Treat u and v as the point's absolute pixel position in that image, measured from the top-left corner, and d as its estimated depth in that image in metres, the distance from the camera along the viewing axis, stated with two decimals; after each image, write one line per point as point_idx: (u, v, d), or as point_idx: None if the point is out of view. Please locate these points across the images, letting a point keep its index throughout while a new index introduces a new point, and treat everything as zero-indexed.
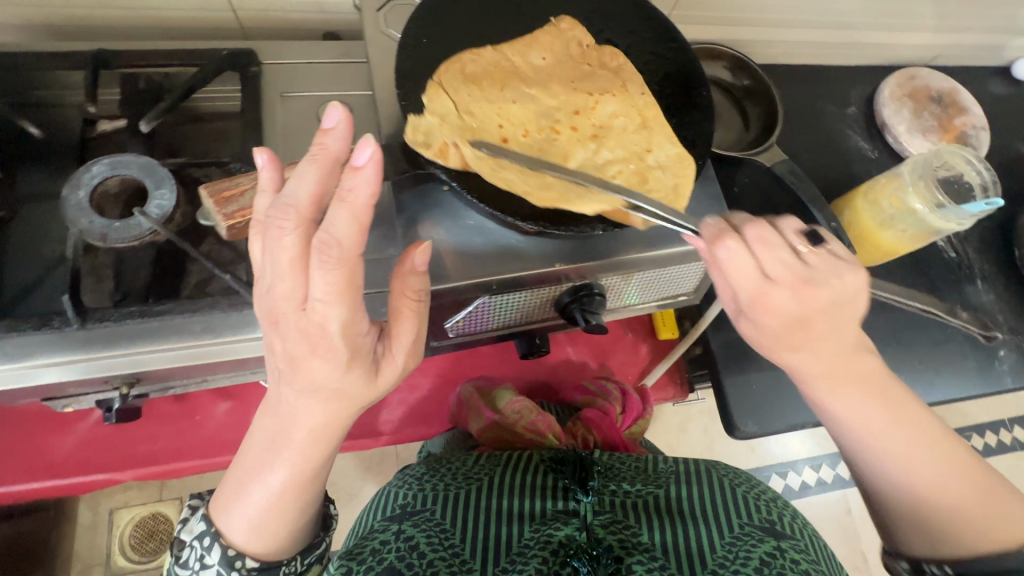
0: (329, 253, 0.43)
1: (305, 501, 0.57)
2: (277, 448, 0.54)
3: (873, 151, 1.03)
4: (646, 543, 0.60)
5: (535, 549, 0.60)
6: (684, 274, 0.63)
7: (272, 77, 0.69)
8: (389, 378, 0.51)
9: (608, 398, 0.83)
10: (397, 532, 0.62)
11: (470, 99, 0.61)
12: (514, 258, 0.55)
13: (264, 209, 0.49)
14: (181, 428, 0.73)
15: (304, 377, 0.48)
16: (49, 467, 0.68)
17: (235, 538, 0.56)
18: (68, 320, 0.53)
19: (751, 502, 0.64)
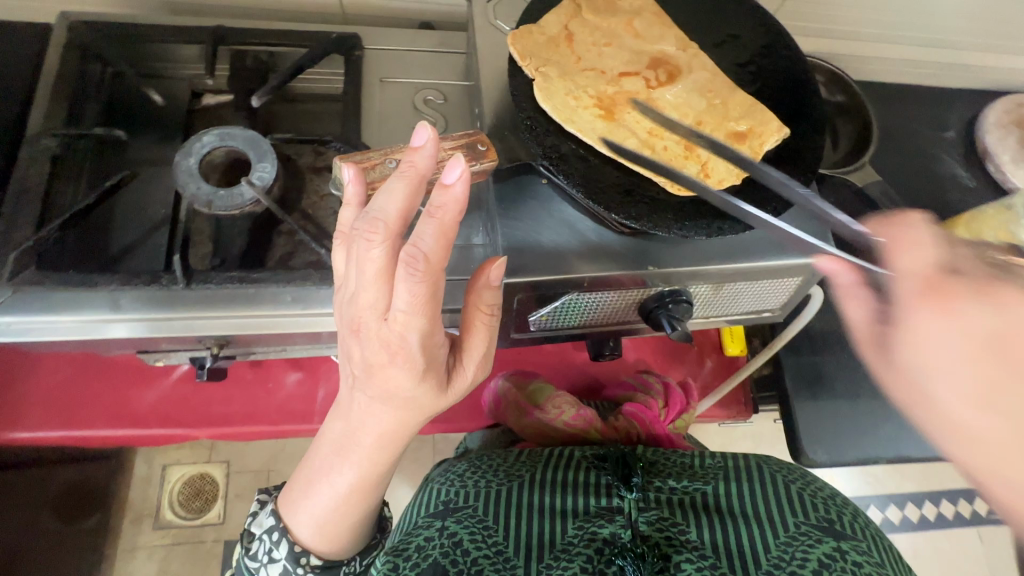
0: (417, 266, 0.44)
1: (366, 504, 0.62)
2: (347, 451, 0.59)
3: (970, 179, 0.97)
4: (696, 541, 0.59)
5: (579, 546, 0.61)
6: (776, 289, 0.62)
7: (373, 61, 0.71)
8: (456, 390, 0.54)
9: (649, 392, 0.83)
10: (442, 528, 0.63)
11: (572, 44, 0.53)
12: (607, 256, 0.54)
13: (349, 223, 0.52)
14: (255, 394, 0.75)
15: (380, 384, 0.51)
16: (133, 417, 0.72)
17: (302, 537, 0.63)
18: (177, 278, 0.56)
19: (808, 500, 0.63)
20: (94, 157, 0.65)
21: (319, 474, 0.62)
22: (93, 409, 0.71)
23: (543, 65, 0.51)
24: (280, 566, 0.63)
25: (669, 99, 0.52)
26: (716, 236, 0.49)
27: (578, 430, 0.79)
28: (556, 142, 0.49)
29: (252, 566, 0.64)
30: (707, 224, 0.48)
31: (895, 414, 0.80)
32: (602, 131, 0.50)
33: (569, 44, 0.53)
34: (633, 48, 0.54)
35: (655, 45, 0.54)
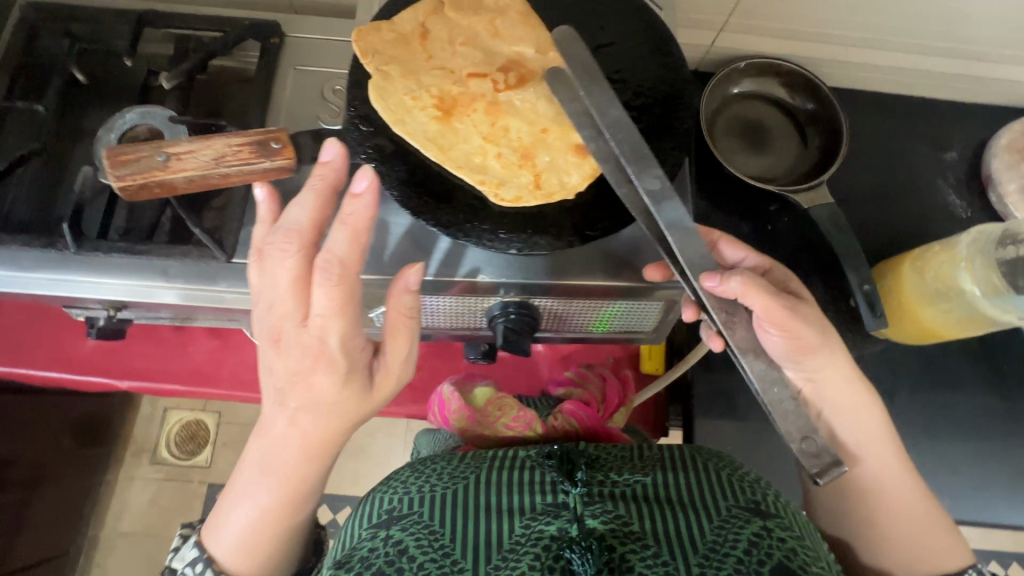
0: (332, 270, 0.45)
1: (294, 521, 0.54)
2: (271, 469, 0.51)
3: (965, 210, 0.85)
4: (639, 532, 0.50)
5: (527, 546, 0.49)
6: (639, 309, 0.61)
7: (291, 49, 0.73)
8: (383, 393, 0.51)
9: (586, 386, 0.74)
10: (387, 538, 0.51)
11: (420, 47, 0.52)
12: (441, 262, 0.54)
13: (258, 237, 0.49)
14: (175, 353, 0.82)
15: (303, 394, 0.48)
16: (69, 362, 0.80)
17: (224, 564, 0.53)
18: (67, 243, 0.61)
19: (736, 484, 0.55)
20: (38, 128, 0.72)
21: (236, 491, 0.54)
22: (35, 350, 0.79)
23: (385, 65, 0.50)
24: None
25: (515, 103, 0.51)
26: (529, 252, 0.47)
27: (518, 436, 0.66)
28: (383, 142, 0.49)
29: None
30: (552, 243, 0.47)
31: None
32: (434, 133, 0.49)
33: (420, 42, 0.52)
34: (487, 47, 0.52)
35: (512, 51, 0.52)
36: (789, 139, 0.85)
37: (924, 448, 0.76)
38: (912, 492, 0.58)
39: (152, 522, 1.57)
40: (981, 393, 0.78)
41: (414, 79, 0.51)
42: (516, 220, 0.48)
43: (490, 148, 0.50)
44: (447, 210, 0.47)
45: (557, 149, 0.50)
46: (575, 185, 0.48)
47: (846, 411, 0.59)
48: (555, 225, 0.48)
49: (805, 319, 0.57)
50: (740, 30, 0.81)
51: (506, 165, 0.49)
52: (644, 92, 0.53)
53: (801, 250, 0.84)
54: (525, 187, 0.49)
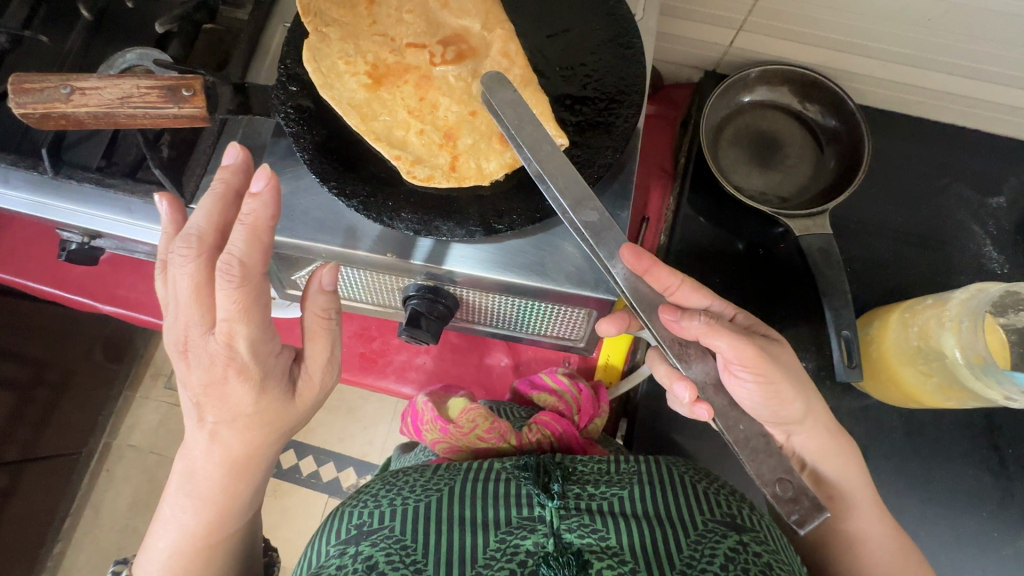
0: (231, 272, 0.45)
1: (228, 530, 0.57)
2: (193, 491, 0.54)
3: (1000, 267, 0.75)
4: (615, 547, 0.50)
5: (502, 561, 0.50)
6: (567, 315, 0.57)
7: (287, 7, 0.73)
8: (305, 399, 0.54)
9: (563, 397, 0.71)
10: (356, 554, 0.52)
11: (367, 11, 0.51)
12: (348, 232, 0.53)
13: (165, 249, 0.52)
14: (153, 288, 0.87)
15: (222, 404, 0.49)
16: (62, 281, 0.87)
17: None
18: (45, 167, 0.65)
19: (713, 498, 0.55)
20: None
21: (167, 504, 0.56)
22: (36, 264, 0.86)
23: (325, 26, 0.49)
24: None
25: (448, 79, 0.48)
26: (427, 235, 0.44)
27: (493, 447, 0.65)
28: (305, 102, 0.47)
29: None
30: (450, 230, 0.44)
31: None
32: (360, 101, 0.48)
33: (368, 6, 0.51)
34: (434, 18, 0.50)
35: (455, 30, 0.50)
36: (802, 159, 0.77)
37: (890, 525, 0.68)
38: (909, 555, 0.55)
39: (157, 440, 1.70)
40: (978, 478, 0.68)
41: (351, 42, 0.49)
42: (422, 203, 0.46)
43: (414, 124, 0.48)
44: (357, 181, 0.46)
45: (482, 133, 0.47)
46: (487, 175, 0.46)
47: (830, 457, 0.55)
48: (462, 212, 0.45)
49: (780, 364, 0.51)
50: (763, 30, 0.73)
51: (425, 143, 0.47)
52: (592, 81, 0.48)
53: (794, 281, 0.77)
54: (442, 170, 0.46)
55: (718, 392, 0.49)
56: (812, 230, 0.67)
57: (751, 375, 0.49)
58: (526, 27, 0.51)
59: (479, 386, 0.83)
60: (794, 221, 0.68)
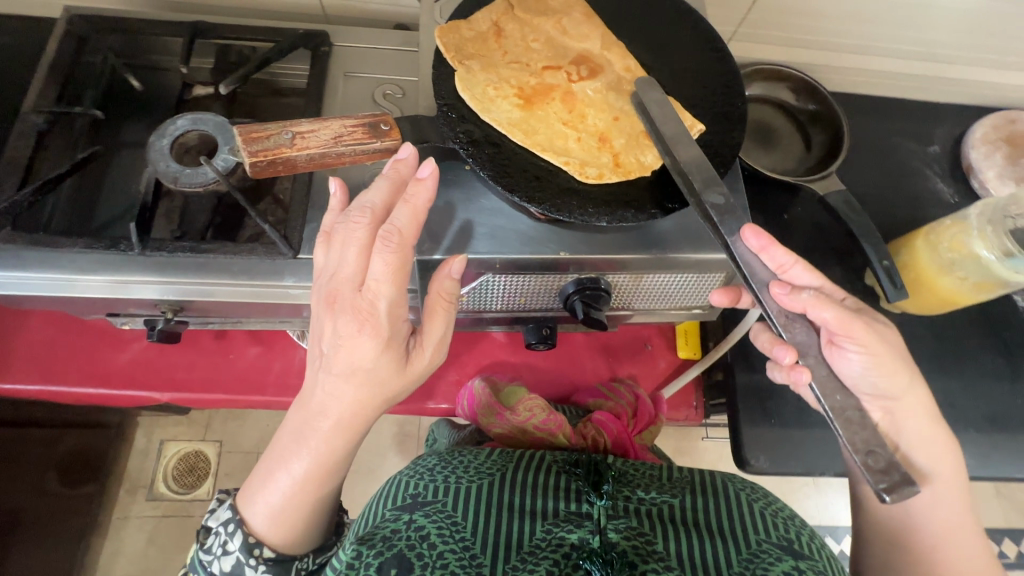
0: (390, 240, 0.50)
1: (326, 488, 0.59)
2: (305, 436, 0.56)
3: (952, 195, 0.95)
4: (662, 553, 0.55)
5: (546, 550, 0.56)
6: (698, 286, 0.63)
7: (339, 58, 0.76)
8: (414, 371, 0.55)
9: (618, 401, 0.80)
10: (410, 522, 0.58)
11: (493, 45, 0.57)
12: (523, 240, 0.56)
13: (329, 224, 0.56)
14: (217, 362, 0.80)
15: (346, 358, 0.52)
16: (105, 377, 0.77)
17: (258, 526, 0.60)
18: (132, 244, 0.61)
19: (769, 519, 0.59)
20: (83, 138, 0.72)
21: (278, 450, 0.59)
22: (71, 365, 0.77)
23: (466, 59, 0.54)
24: (234, 558, 0.59)
25: (588, 93, 0.56)
26: (616, 224, 0.50)
27: (548, 438, 0.73)
28: (468, 127, 0.52)
29: (206, 560, 0.60)
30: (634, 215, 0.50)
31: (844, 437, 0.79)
32: (518, 118, 0.53)
33: (496, 39, 0.57)
34: (557, 43, 0.58)
35: (577, 50, 0.58)
36: (794, 138, 0.92)
37: (950, 413, 0.81)
38: (968, 529, 0.56)
39: (149, 563, 1.49)
40: (994, 360, 0.84)
41: (491, 71, 0.55)
42: (607, 200, 0.51)
43: (569, 134, 0.54)
44: (533, 190, 0.50)
45: (630, 134, 0.55)
46: (650, 167, 0.52)
47: (926, 446, 0.56)
48: (642, 202, 0.52)
49: (883, 337, 0.56)
50: (748, 38, 0.92)
51: (584, 149, 0.53)
52: (698, 83, 0.57)
53: (816, 235, 0.91)
54: (613, 170, 0.52)
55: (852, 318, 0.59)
56: (831, 188, 0.82)
57: (855, 346, 0.56)
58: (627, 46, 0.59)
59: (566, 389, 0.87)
60: (816, 183, 0.82)
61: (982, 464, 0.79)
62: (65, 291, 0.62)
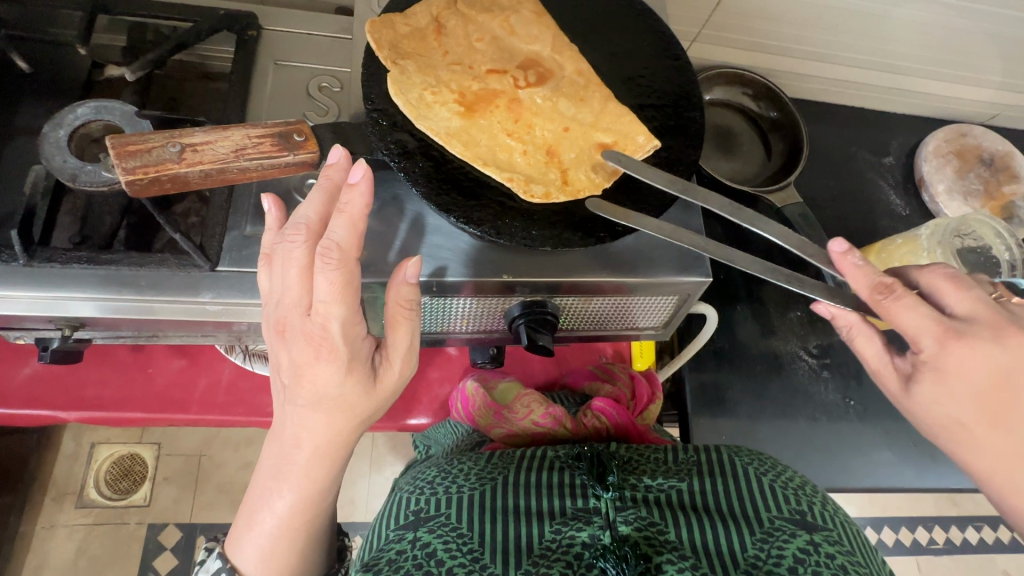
0: (330, 256, 0.46)
1: (315, 521, 0.56)
2: (283, 471, 0.52)
3: (904, 208, 0.96)
4: (674, 541, 0.53)
5: (557, 552, 0.53)
6: (651, 305, 0.59)
7: (269, 44, 0.68)
8: (386, 388, 0.51)
9: (614, 383, 0.77)
10: (414, 540, 0.55)
11: (433, 44, 0.52)
12: (461, 261, 0.52)
13: (269, 244, 0.53)
14: (133, 378, 0.73)
15: (308, 386, 0.48)
16: (1, 395, 0.69)
17: (249, 570, 0.55)
18: (15, 253, 0.53)
19: (780, 492, 0.57)
20: None
21: (254, 493, 0.55)
22: None
23: (401, 59, 0.49)
24: None
25: (536, 100, 0.52)
26: (561, 249, 0.46)
27: (548, 432, 0.69)
28: (402, 137, 0.46)
29: None
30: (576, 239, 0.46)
31: (794, 449, 0.79)
32: (457, 128, 0.48)
33: (436, 37, 0.52)
34: (503, 45, 0.54)
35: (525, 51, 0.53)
36: (755, 144, 0.91)
37: (893, 426, 0.82)
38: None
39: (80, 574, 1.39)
40: None
41: (429, 74, 0.49)
42: (552, 221, 0.47)
43: (514, 146, 0.50)
44: (473, 210, 0.45)
45: (580, 147, 0.51)
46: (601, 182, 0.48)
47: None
48: (594, 225, 0.47)
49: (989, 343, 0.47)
50: (712, 39, 0.89)
51: (531, 164, 0.49)
52: (654, 92, 0.54)
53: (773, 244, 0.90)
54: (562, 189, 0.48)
55: (963, 300, 0.49)
56: (789, 199, 0.80)
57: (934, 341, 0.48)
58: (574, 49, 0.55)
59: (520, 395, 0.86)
60: (774, 194, 0.80)
61: (919, 475, 0.81)
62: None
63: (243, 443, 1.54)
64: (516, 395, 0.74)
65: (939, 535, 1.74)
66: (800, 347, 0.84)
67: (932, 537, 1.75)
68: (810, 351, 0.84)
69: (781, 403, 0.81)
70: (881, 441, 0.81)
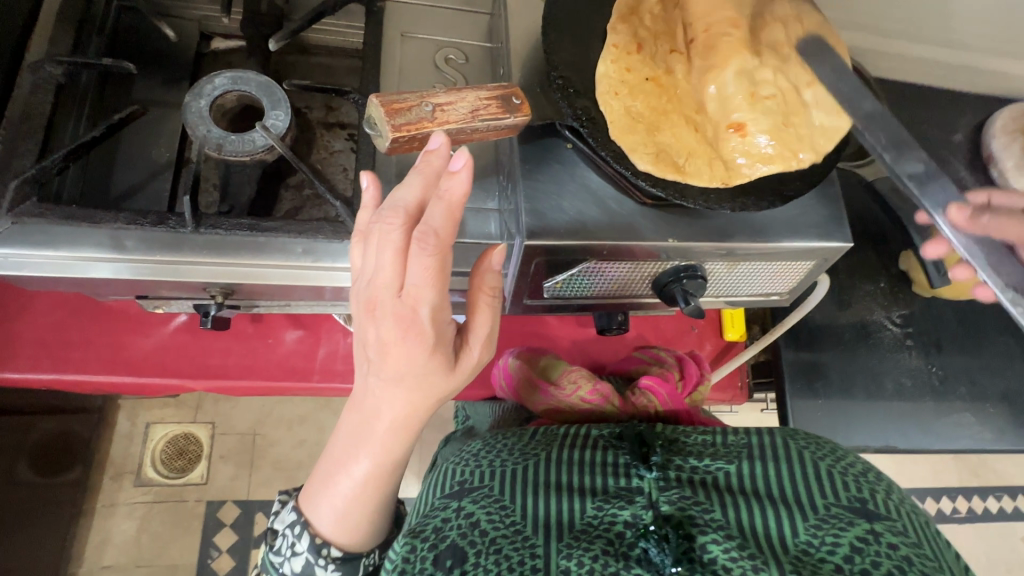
0: (427, 241, 0.44)
1: (384, 489, 0.57)
2: (361, 437, 0.54)
3: (974, 183, 0.99)
4: (719, 521, 0.51)
5: (597, 529, 0.52)
6: (785, 271, 0.62)
7: (394, 16, 0.69)
8: (463, 371, 0.51)
9: (663, 365, 0.79)
10: (458, 509, 0.56)
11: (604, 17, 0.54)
12: (624, 225, 0.54)
13: (365, 223, 0.50)
14: (254, 348, 0.74)
15: (392, 365, 0.48)
16: (129, 364, 0.71)
17: (322, 528, 0.58)
18: (185, 221, 0.54)
19: (837, 478, 0.53)
20: (98, 88, 0.66)
21: (332, 460, 0.57)
22: (89, 353, 0.70)
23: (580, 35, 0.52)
24: (303, 559, 0.59)
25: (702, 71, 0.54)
26: (738, 211, 0.51)
27: (595, 408, 0.72)
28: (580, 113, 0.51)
29: (277, 561, 0.60)
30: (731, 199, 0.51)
31: (881, 413, 0.83)
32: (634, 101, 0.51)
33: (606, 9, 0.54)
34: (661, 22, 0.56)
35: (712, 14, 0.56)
36: None
37: (972, 391, 0.86)
38: None
39: (142, 551, 1.41)
40: (1012, 341, 0.89)
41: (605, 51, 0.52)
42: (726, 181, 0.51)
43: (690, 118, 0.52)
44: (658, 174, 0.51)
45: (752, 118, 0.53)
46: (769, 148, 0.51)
47: None
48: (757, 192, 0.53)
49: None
50: None
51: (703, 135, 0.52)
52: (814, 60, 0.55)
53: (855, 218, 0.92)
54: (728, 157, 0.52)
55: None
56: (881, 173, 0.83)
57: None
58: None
59: (595, 365, 0.89)
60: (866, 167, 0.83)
61: (998, 437, 0.85)
62: (99, 275, 0.56)
63: (296, 422, 1.55)
64: (561, 372, 0.77)
65: (961, 504, 1.82)
66: (885, 317, 0.87)
67: (955, 507, 1.82)
68: (894, 320, 0.87)
69: (868, 370, 0.84)
70: (962, 405, 0.85)
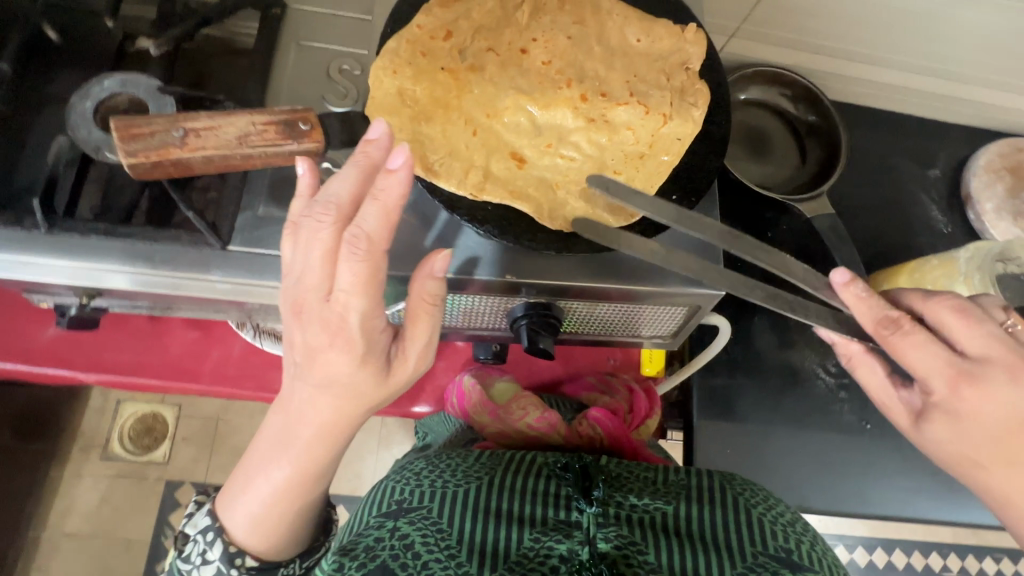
0: (359, 245, 0.43)
1: (308, 499, 0.54)
2: (285, 445, 0.51)
3: (946, 225, 0.90)
4: (653, 563, 0.51)
5: (532, 563, 0.51)
6: (652, 312, 0.60)
7: (294, 23, 0.68)
8: (397, 380, 0.49)
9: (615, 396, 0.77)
10: (393, 530, 0.53)
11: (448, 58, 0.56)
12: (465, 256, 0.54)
13: (297, 212, 0.48)
14: (149, 346, 0.75)
15: (319, 370, 0.46)
16: (26, 352, 0.72)
17: (238, 534, 0.55)
18: (37, 222, 0.56)
19: (767, 526, 0.55)
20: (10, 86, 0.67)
21: (253, 467, 0.53)
22: None
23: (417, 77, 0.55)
24: (214, 568, 0.55)
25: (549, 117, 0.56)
26: (566, 250, 0.52)
27: (544, 436, 0.70)
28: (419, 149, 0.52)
29: (184, 568, 0.57)
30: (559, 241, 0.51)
31: (802, 469, 0.77)
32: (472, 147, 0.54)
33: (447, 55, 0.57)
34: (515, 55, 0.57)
35: (540, 44, 0.58)
36: (788, 149, 0.85)
37: (911, 453, 0.78)
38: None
39: (102, 521, 1.47)
40: None
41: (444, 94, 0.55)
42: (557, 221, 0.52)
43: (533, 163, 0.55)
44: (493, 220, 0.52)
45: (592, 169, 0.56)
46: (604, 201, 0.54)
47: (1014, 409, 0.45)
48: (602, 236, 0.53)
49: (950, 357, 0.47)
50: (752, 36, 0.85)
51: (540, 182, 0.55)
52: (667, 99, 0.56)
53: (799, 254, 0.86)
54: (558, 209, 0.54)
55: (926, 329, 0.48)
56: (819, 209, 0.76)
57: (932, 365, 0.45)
58: (579, 33, 0.59)
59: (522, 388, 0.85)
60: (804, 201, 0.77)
61: (936, 507, 0.77)
62: None
63: (258, 411, 1.58)
64: (514, 396, 0.74)
65: None
66: (818, 365, 0.80)
67: None
68: (828, 369, 0.80)
69: (792, 420, 0.78)
70: (896, 468, 0.78)
